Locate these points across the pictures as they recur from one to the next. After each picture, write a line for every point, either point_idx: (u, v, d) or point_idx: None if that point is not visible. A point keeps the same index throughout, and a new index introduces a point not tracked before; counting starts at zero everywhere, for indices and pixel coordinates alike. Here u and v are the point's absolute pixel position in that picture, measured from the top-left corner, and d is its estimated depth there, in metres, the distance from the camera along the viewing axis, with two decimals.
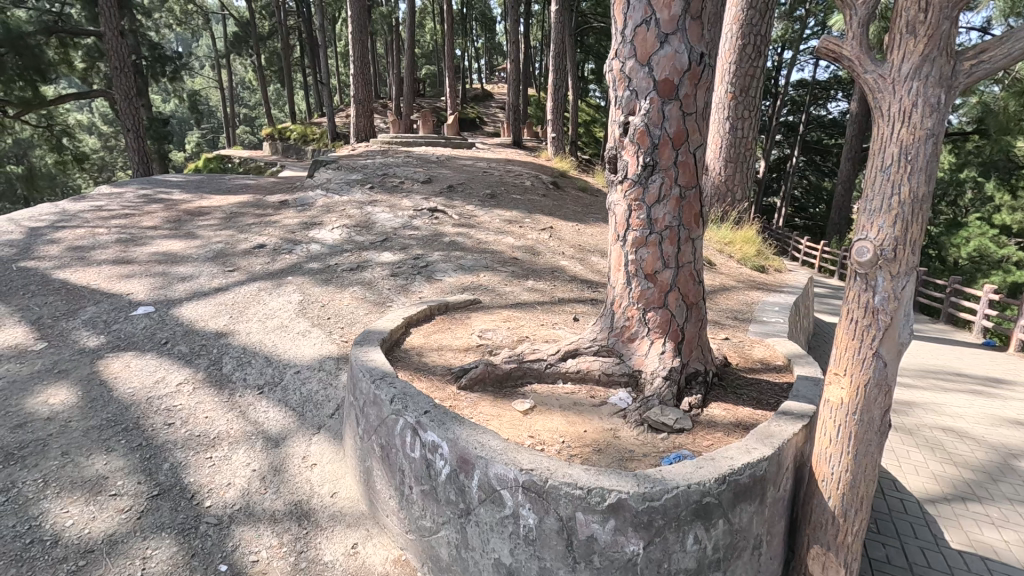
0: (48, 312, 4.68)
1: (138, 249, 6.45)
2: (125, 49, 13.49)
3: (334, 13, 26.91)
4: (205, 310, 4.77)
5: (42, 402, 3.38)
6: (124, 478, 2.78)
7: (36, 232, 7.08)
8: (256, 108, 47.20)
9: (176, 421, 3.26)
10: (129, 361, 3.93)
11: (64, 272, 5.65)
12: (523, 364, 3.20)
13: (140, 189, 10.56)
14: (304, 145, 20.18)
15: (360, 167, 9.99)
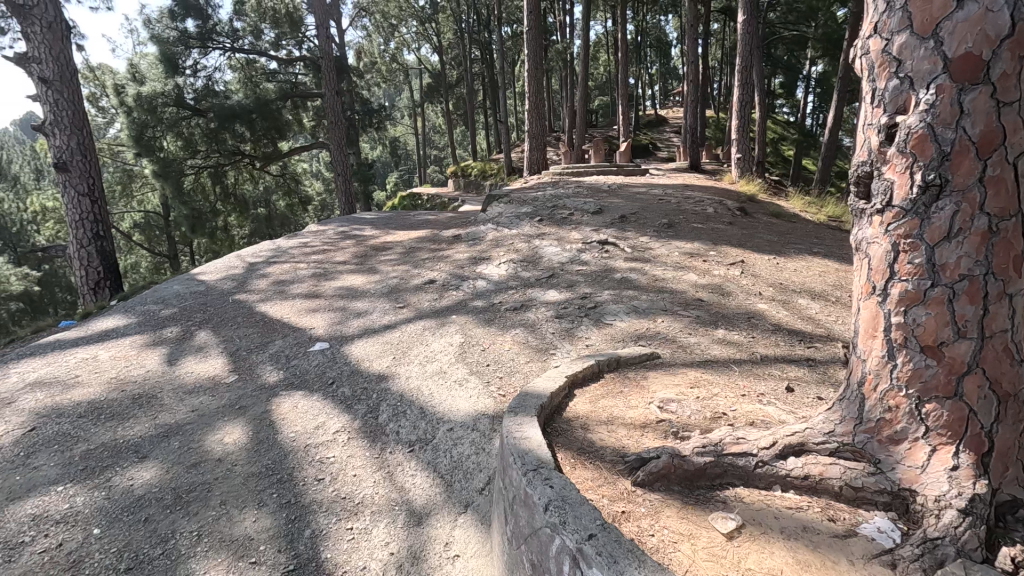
0: (245, 345, 5.08)
1: (326, 284, 6.93)
2: (338, 105, 15.46)
3: (514, 56, 28.32)
4: (372, 349, 4.75)
5: (218, 441, 3.46)
6: (267, 542, 2.60)
7: (254, 266, 8.09)
8: (445, 149, 51.98)
9: (326, 477, 3.07)
10: (297, 402, 3.94)
11: (265, 305, 6.22)
12: (721, 457, 2.38)
13: (340, 226, 11.77)
14: (483, 180, 21.23)
15: (531, 199, 9.87)
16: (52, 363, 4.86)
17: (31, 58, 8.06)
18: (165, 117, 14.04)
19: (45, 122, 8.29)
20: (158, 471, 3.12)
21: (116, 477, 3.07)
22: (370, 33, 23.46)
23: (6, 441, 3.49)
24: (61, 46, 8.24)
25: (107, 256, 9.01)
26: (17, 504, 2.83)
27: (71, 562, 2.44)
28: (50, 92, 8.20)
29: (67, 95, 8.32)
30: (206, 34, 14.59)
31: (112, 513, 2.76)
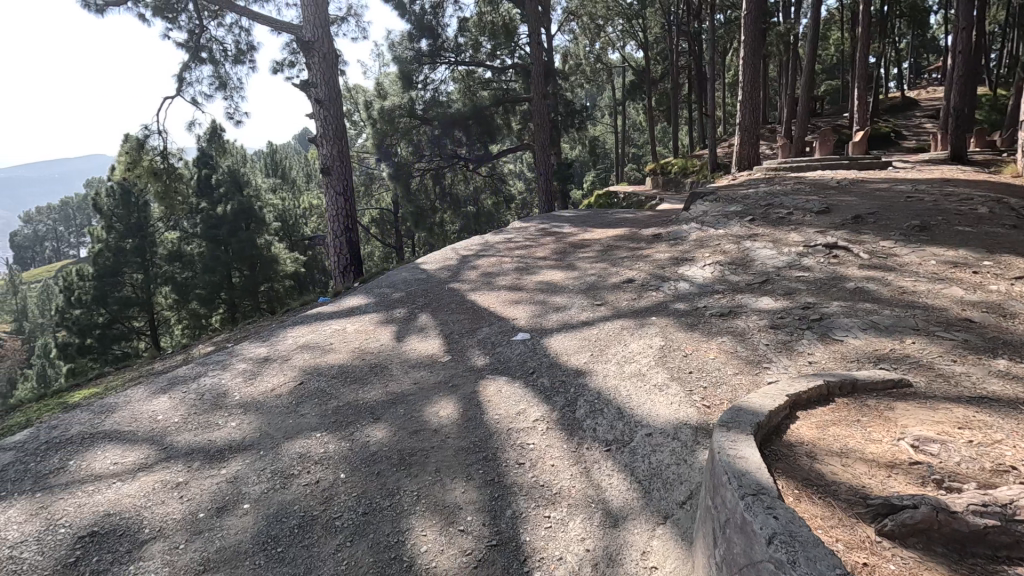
0: (457, 329, 5.58)
1: (528, 278, 7.28)
2: (545, 108, 16.10)
3: (726, 44, 26.34)
4: (570, 344, 4.84)
5: (434, 413, 3.84)
6: (474, 514, 2.78)
7: (465, 259, 8.88)
8: (644, 147, 50.84)
9: (526, 463, 3.19)
10: (501, 386, 4.20)
11: (475, 294, 6.77)
12: (1012, 524, 1.86)
13: (541, 224, 12.25)
14: (684, 178, 20.21)
15: (741, 197, 9.07)
16: (314, 331, 5.95)
17: (311, 83, 9.97)
18: (400, 126, 16.24)
19: (316, 134, 10.22)
20: (389, 433, 3.59)
21: (357, 433, 3.60)
22: (577, 35, 23.92)
23: (284, 391, 4.37)
24: (331, 72, 9.98)
25: (354, 245, 10.73)
26: (290, 442, 3.51)
27: (325, 497, 2.91)
28: (322, 110, 10.06)
29: (333, 111, 10.10)
30: (436, 51, 16.36)
31: (354, 462, 3.24)
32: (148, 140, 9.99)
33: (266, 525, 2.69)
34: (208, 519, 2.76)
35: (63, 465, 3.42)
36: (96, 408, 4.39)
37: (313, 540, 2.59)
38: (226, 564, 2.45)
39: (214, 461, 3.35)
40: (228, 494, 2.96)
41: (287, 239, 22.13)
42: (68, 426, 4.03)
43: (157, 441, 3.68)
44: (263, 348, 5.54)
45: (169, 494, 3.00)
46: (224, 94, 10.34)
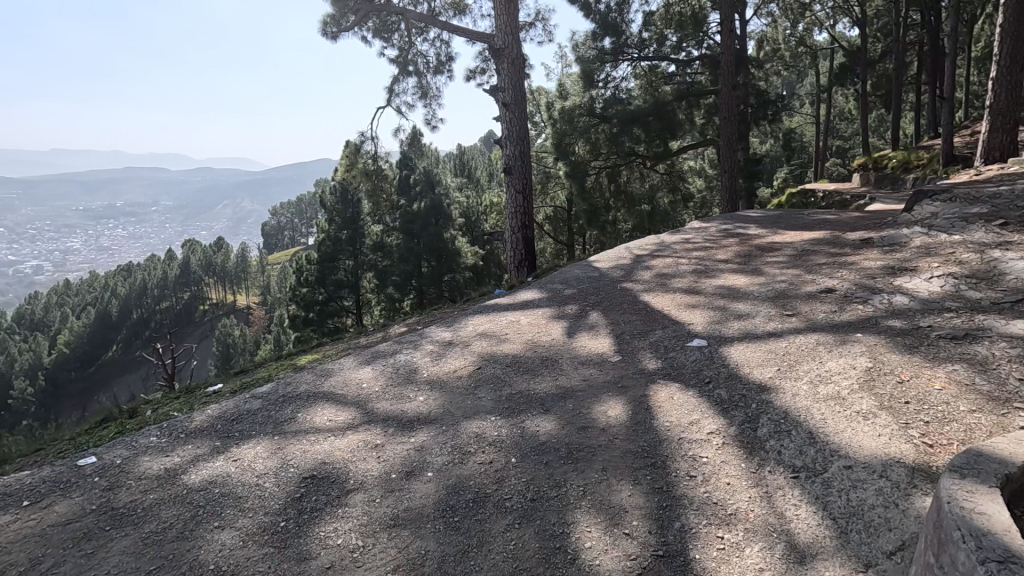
0: (629, 329, 5.49)
1: (707, 281, 6.85)
2: (734, 100, 14.92)
3: (977, 10, 21.60)
4: (753, 355, 4.44)
5: (603, 411, 3.82)
6: (640, 519, 2.69)
7: (639, 258, 8.68)
8: (854, 138, 44.27)
9: (698, 476, 3.00)
10: (674, 393, 4.02)
11: (648, 295, 6.58)
12: None
13: (723, 224, 11.43)
14: (905, 173, 17.15)
15: (989, 195, 7.39)
16: (492, 321, 6.35)
17: (499, 88, 10.60)
18: (579, 125, 16.21)
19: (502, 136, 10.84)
20: (558, 425, 3.66)
21: (527, 421, 3.74)
22: (777, 18, 21.65)
23: (464, 374, 4.74)
24: (518, 76, 10.47)
25: (529, 241, 11.18)
26: (468, 422, 3.79)
27: (498, 477, 3.07)
28: (508, 113, 10.64)
29: (518, 114, 10.60)
30: (619, 49, 16.08)
31: (524, 449, 3.36)
32: (363, 145, 11.55)
33: (446, 495, 2.94)
34: (398, 481, 3.10)
35: (293, 416, 4.15)
36: (318, 371, 5.25)
37: (486, 515, 2.75)
38: (411, 522, 2.72)
39: (405, 430, 3.77)
40: (416, 462, 3.30)
41: (469, 234, 23.49)
42: (298, 384, 4.87)
43: (361, 405, 4.26)
44: (448, 332, 6.08)
45: (369, 453, 3.45)
46: (425, 102, 11.49)
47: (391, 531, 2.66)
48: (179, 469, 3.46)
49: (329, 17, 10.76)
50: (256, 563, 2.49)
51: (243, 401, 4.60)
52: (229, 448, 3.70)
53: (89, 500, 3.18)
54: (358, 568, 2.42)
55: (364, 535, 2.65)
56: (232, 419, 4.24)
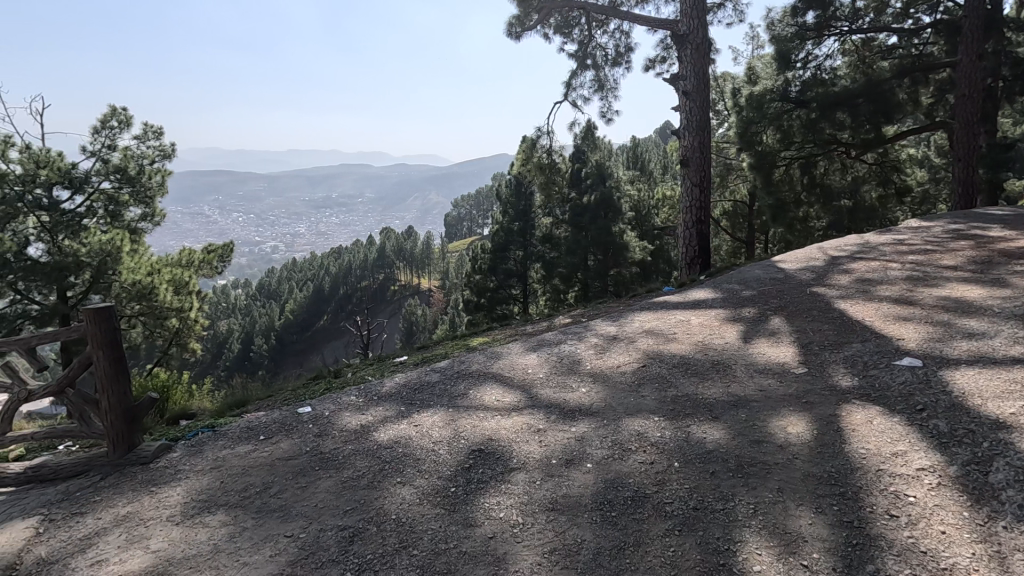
0: (819, 340, 4.89)
1: (926, 290, 5.78)
2: (977, 73, 12.25)
3: None
4: (988, 385, 3.63)
5: (781, 427, 3.46)
6: (822, 553, 2.37)
7: (836, 260, 7.66)
8: None
9: (901, 517, 2.55)
10: (874, 417, 3.48)
11: (845, 303, 5.78)
12: None
13: (952, 224, 9.51)
14: None
15: None
16: (660, 319, 6.13)
17: (681, 76, 10.10)
18: (769, 113, 14.00)
19: (680, 126, 10.32)
20: (728, 435, 3.40)
21: (693, 427, 3.55)
22: None
23: (628, 370, 4.68)
24: (702, 61, 9.85)
25: (704, 237, 10.55)
26: (629, 419, 3.72)
27: (659, 480, 2.97)
28: (689, 102, 10.08)
29: (700, 102, 9.98)
30: (826, 22, 13.98)
31: (688, 455, 3.20)
32: (538, 140, 11.89)
33: (603, 488, 2.93)
34: (558, 467, 3.18)
35: (466, 392, 4.49)
36: (488, 353, 5.60)
37: (644, 516, 2.67)
38: (568, 509, 2.77)
39: (567, 419, 3.85)
40: (575, 451, 3.35)
41: (638, 229, 22.48)
42: (471, 363, 5.27)
43: (526, 390, 4.45)
44: (613, 327, 6.04)
45: (532, 436, 3.59)
46: (601, 95, 11.42)
47: (548, 514, 2.74)
48: (372, 427, 3.97)
49: (514, 18, 11.25)
50: (429, 520, 2.75)
51: (425, 373, 5.11)
52: (411, 414, 4.14)
53: (305, 442, 3.83)
54: (516, 543, 2.53)
55: (524, 513, 2.76)
56: (414, 389, 4.73)
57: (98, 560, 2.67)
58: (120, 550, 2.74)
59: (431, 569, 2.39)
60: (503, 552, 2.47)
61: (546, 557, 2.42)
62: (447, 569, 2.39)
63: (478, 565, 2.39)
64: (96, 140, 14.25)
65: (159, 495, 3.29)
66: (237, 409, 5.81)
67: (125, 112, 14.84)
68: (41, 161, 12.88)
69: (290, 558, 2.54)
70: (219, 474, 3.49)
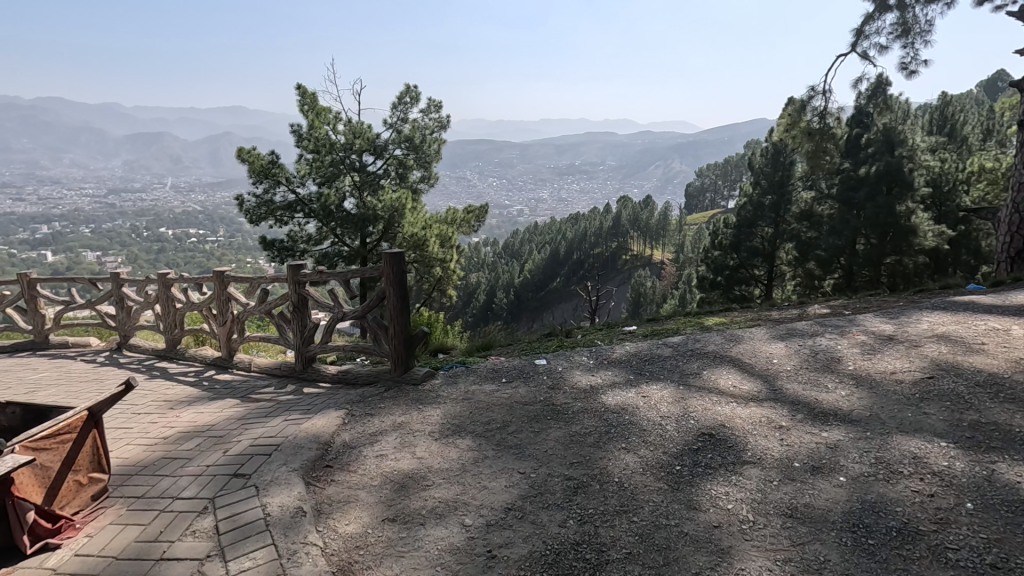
0: None
1: None
2: None
3: None
4: None
5: None
6: None
7: None
8: None
9: None
10: None
11: None
12: None
13: None
14: None
15: None
16: (961, 323, 4.90)
17: None
18: None
19: None
20: None
21: (1002, 465, 2.77)
22: None
23: (907, 379, 3.87)
24: None
25: None
26: (903, 438, 3.10)
27: (942, 519, 2.41)
28: None
29: None
30: None
31: (991, 498, 2.52)
32: (809, 101, 10.33)
33: (859, 509, 2.51)
34: (801, 473, 2.83)
35: (699, 371, 4.29)
36: (726, 335, 5.21)
37: (913, 555, 2.21)
38: (811, 522, 2.45)
39: (817, 421, 3.39)
40: (826, 459, 2.94)
41: (935, 210, 17.96)
42: (705, 343, 4.98)
43: (770, 380, 4.06)
44: (890, 325, 5.04)
45: (772, 433, 3.26)
46: (904, 42, 9.29)
47: (785, 521, 2.47)
48: (600, 389, 4.10)
49: None
50: (650, 492, 2.74)
51: (656, 346, 5.03)
52: (640, 383, 4.14)
53: (539, 391, 4.14)
54: (743, 540, 2.36)
55: (756, 512, 2.54)
56: (644, 359, 4.71)
57: (380, 454, 3.35)
58: (395, 450, 3.39)
59: (650, 540, 2.38)
60: (728, 546, 2.32)
61: (779, 565, 2.20)
62: (665, 544, 2.35)
63: (700, 551, 2.30)
64: (394, 114, 17.12)
65: (424, 413, 3.94)
66: (482, 351, 6.58)
67: (416, 89, 17.45)
68: (357, 132, 16.12)
69: (521, 492, 2.81)
70: (468, 405, 4.02)
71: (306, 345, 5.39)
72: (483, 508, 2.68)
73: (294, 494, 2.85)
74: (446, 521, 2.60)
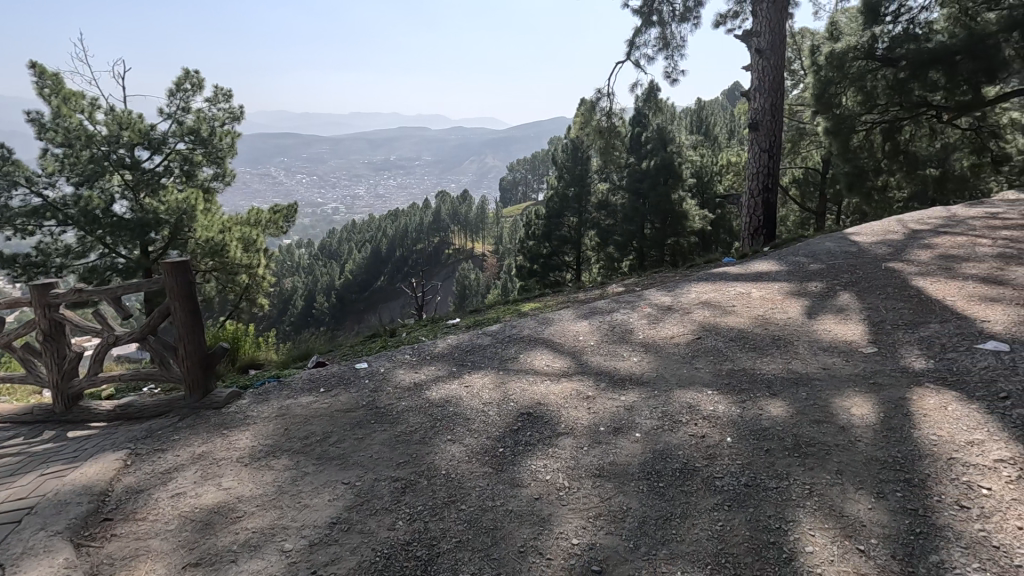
0: (892, 318, 4.56)
1: (1018, 269, 5.27)
2: None
3: None
4: None
5: (846, 408, 3.24)
6: (879, 540, 2.22)
7: (916, 235, 7.29)
8: None
9: (972, 510, 2.33)
10: (948, 402, 3.17)
11: (924, 280, 5.34)
12: None
13: None
14: None
15: None
16: (718, 290, 5.93)
17: (754, 32, 9.41)
18: (852, 73, 11.54)
19: (751, 87, 9.68)
20: (784, 412, 3.27)
21: (750, 402, 3.43)
22: None
23: (682, 342, 4.58)
24: (779, 16, 9.13)
25: (770, 207, 10.01)
26: (681, 391, 3.67)
27: (710, 454, 2.91)
28: (762, 61, 9.41)
29: (774, 61, 9.31)
30: None
31: (743, 430, 3.11)
32: (598, 102, 11.45)
33: (652, 459, 2.91)
34: (606, 435, 3.18)
35: (516, 355, 4.55)
36: (539, 319, 5.59)
37: (692, 489, 2.63)
38: (615, 477, 2.77)
39: (616, 387, 3.83)
40: (624, 419, 3.34)
41: (700, 197, 21.47)
42: (521, 328, 5.29)
43: (576, 356, 4.47)
44: (668, 297, 5.91)
45: (581, 403, 3.60)
46: (666, 54, 10.84)
47: (595, 480, 2.75)
48: (424, 384, 4.11)
49: None
50: (476, 478, 2.83)
51: (476, 336, 5.19)
52: (462, 374, 4.25)
53: (361, 396, 3.99)
54: (561, 505, 2.57)
55: (570, 478, 2.79)
56: (465, 350, 4.83)
57: (176, 493, 2.92)
58: (195, 485, 2.98)
59: (479, 524, 2.46)
60: (548, 514, 2.51)
61: (591, 522, 2.44)
62: (493, 525, 2.45)
63: (524, 524, 2.44)
64: (172, 102, 14.93)
65: (230, 438, 3.53)
66: (300, 361, 6.14)
67: (197, 75, 15.40)
68: (124, 123, 13.66)
69: (346, 504, 2.69)
70: (283, 421, 3.71)
71: (67, 381, 4.45)
72: (305, 528, 2.51)
73: (57, 563, 2.35)
74: (263, 551, 2.37)
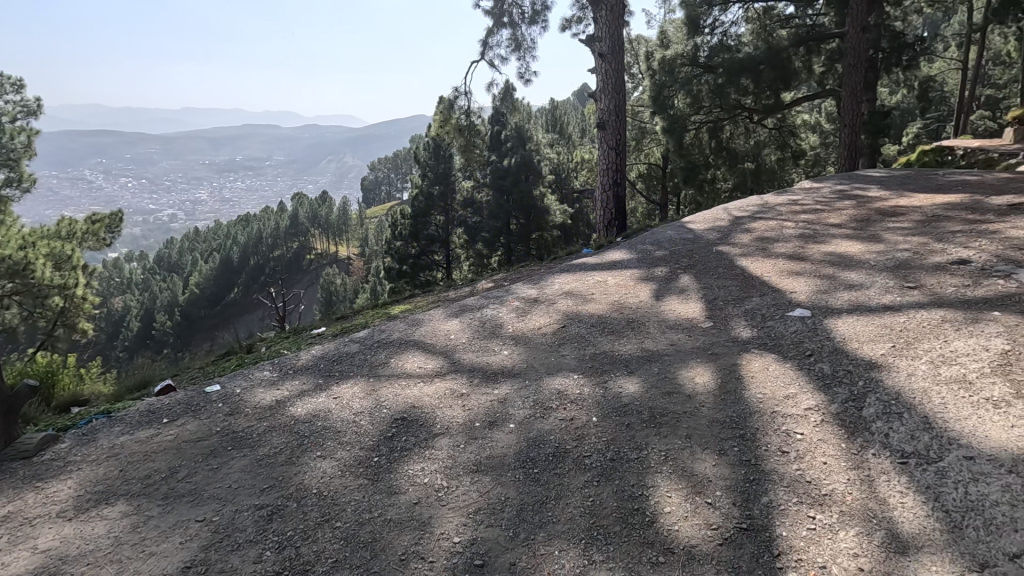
0: (724, 295, 5.18)
1: (814, 247, 6.28)
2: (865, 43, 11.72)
3: None
4: (863, 331, 3.92)
5: (691, 378, 3.62)
6: (722, 491, 2.52)
7: (739, 221, 8.36)
8: None
9: (790, 453, 2.74)
10: (769, 364, 3.69)
11: (747, 260, 6.15)
12: None
13: (838, 186, 10.46)
14: None
15: None
16: (578, 280, 6.29)
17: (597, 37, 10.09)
18: (680, 76, 13.07)
19: (597, 89, 10.39)
20: (640, 388, 3.57)
21: (611, 382, 3.70)
22: None
23: (548, 331, 4.79)
24: (616, 24, 9.89)
25: (620, 200, 10.83)
26: (550, 378, 3.84)
27: (579, 434, 3.09)
28: (604, 64, 10.13)
29: (615, 65, 10.07)
30: None
31: (607, 409, 3.34)
32: (455, 100, 11.50)
33: (527, 447, 3.01)
34: (482, 430, 3.23)
35: (387, 360, 4.42)
36: (409, 321, 5.49)
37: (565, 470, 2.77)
38: (493, 470, 2.82)
39: (489, 382, 3.90)
40: (498, 412, 3.42)
41: (559, 192, 22.59)
42: (391, 332, 5.15)
43: (448, 355, 4.46)
44: (534, 290, 6.14)
45: (456, 401, 3.61)
46: (519, 55, 11.22)
47: (473, 476, 2.78)
48: (288, 401, 3.83)
49: None
50: (350, 491, 2.71)
51: (343, 344, 4.95)
52: (330, 386, 4.03)
53: (215, 422, 3.62)
54: (441, 506, 2.55)
55: (448, 476, 2.79)
56: (332, 360, 4.60)
57: None
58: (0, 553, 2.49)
59: (356, 539, 2.36)
60: (428, 516, 2.48)
61: (472, 518, 2.46)
62: (371, 537, 2.37)
63: (404, 531, 2.39)
64: None
65: (47, 491, 3.00)
66: (138, 391, 5.40)
67: None
68: None
69: (203, 543, 2.42)
70: (117, 462, 3.23)
71: None
72: None
73: None
74: None
